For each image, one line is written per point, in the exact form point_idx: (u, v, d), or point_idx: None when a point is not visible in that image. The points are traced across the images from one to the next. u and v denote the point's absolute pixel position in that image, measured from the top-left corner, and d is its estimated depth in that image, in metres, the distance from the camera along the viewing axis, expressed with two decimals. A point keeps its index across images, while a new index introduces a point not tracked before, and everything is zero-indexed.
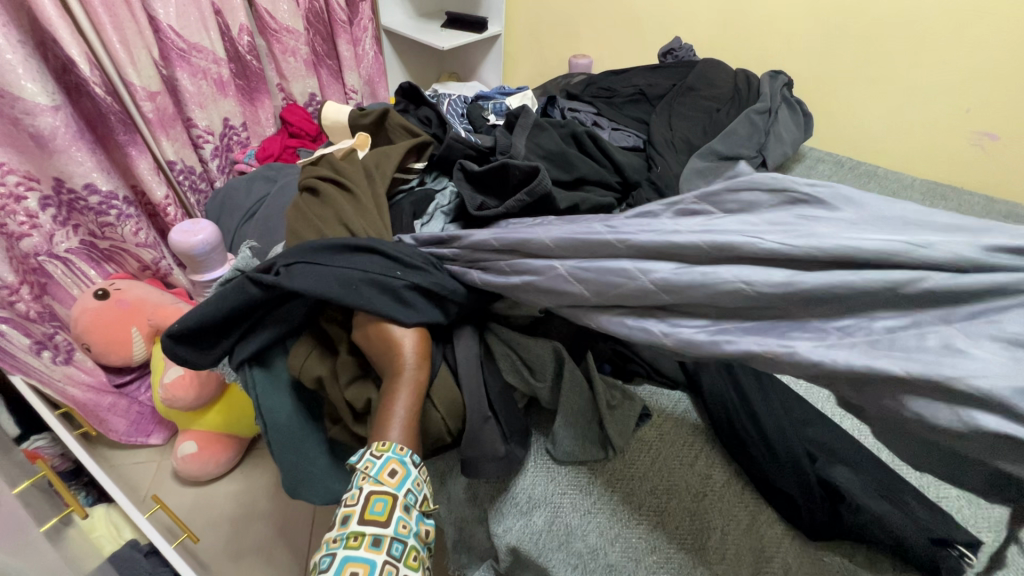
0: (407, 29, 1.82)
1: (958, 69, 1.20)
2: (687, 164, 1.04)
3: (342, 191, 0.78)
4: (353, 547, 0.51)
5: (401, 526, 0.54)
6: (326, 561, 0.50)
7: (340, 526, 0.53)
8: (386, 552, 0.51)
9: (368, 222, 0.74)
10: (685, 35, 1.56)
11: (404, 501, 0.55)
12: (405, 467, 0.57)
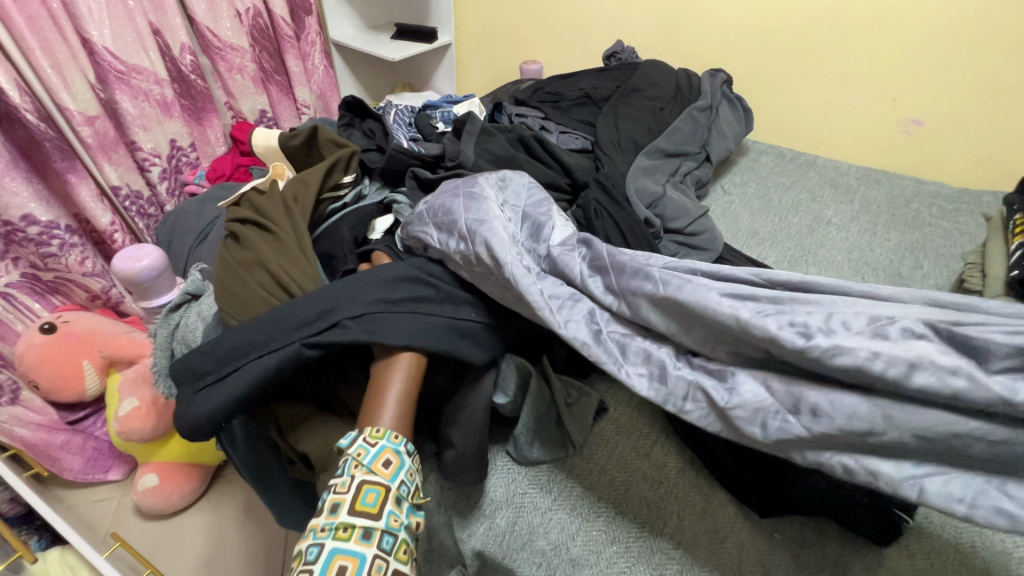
0: (357, 42, 1.82)
1: (883, 62, 1.28)
2: (634, 162, 1.07)
3: (264, 232, 0.75)
4: (342, 539, 0.50)
5: (393, 520, 0.53)
6: (314, 552, 0.50)
7: (329, 514, 0.52)
8: (376, 545, 0.51)
9: (288, 262, 0.70)
10: (630, 37, 1.60)
11: (396, 492, 0.54)
12: (399, 456, 0.56)
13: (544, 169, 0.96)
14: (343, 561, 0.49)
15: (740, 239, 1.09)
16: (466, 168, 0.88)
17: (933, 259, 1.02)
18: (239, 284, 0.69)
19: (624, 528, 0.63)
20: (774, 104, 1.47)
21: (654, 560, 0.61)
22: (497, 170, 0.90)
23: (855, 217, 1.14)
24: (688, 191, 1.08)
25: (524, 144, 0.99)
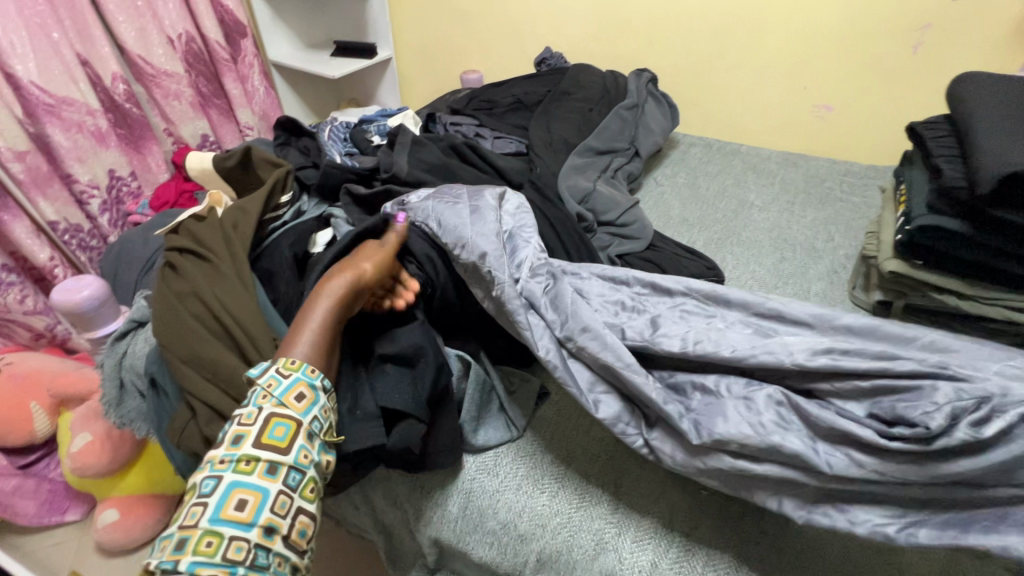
0: (296, 61, 1.84)
1: (788, 53, 1.38)
2: (565, 161, 1.13)
3: (200, 259, 0.75)
4: (244, 473, 0.52)
5: (302, 456, 0.54)
6: (209, 485, 0.51)
7: (232, 445, 0.53)
8: (281, 481, 0.52)
9: (228, 290, 0.71)
10: (561, 43, 1.67)
11: (307, 428, 0.56)
12: (314, 392, 0.59)
13: (478, 173, 1.01)
14: (245, 494, 0.50)
15: (671, 226, 1.15)
16: (400, 178, 0.92)
17: (844, 231, 1.11)
18: (177, 318, 0.68)
19: (567, 500, 0.68)
20: (699, 98, 1.56)
21: (595, 526, 0.65)
22: (431, 177, 0.94)
23: (776, 198, 1.23)
24: (619, 184, 1.15)
25: (457, 151, 1.04)
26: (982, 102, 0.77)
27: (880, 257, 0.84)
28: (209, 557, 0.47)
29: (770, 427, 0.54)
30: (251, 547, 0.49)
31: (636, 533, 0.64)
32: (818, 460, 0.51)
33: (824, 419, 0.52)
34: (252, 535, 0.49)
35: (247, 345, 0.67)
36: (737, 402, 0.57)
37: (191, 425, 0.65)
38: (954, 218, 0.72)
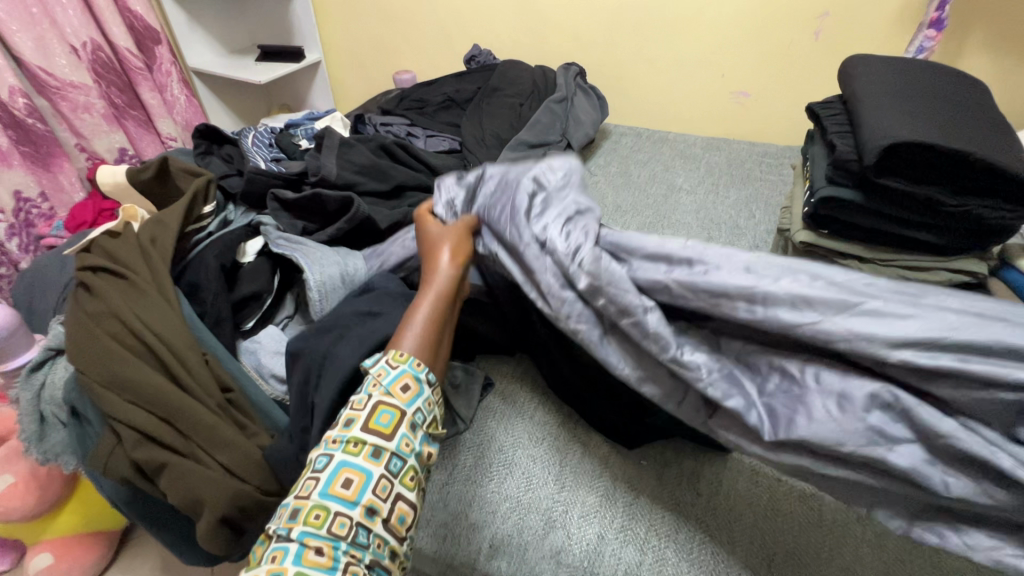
0: (218, 67, 1.76)
1: (705, 44, 1.45)
2: (498, 156, 1.14)
3: (116, 277, 0.71)
4: (351, 454, 0.51)
5: (404, 444, 0.53)
6: (321, 461, 0.51)
7: (342, 427, 0.53)
8: (384, 465, 0.51)
9: (153, 310, 0.67)
10: (491, 41, 1.69)
11: (411, 418, 0.54)
12: (419, 384, 0.56)
13: (411, 172, 1.01)
14: (350, 473, 0.50)
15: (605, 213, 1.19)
16: (330, 181, 0.91)
17: (764, 208, 1.19)
18: (97, 342, 0.64)
19: (516, 485, 0.69)
20: (628, 90, 1.61)
21: (544, 506, 0.67)
22: (363, 179, 0.93)
23: (701, 181, 1.29)
24: None
25: (387, 151, 1.03)
26: (866, 82, 0.84)
27: (793, 229, 0.89)
28: (317, 529, 0.48)
29: (870, 435, 0.47)
30: (353, 523, 0.48)
31: (581, 509, 0.66)
32: (934, 482, 0.45)
33: (947, 436, 0.45)
34: (355, 513, 0.49)
35: (173, 362, 0.64)
36: (828, 397, 0.49)
37: (118, 450, 0.61)
38: (850, 188, 0.79)
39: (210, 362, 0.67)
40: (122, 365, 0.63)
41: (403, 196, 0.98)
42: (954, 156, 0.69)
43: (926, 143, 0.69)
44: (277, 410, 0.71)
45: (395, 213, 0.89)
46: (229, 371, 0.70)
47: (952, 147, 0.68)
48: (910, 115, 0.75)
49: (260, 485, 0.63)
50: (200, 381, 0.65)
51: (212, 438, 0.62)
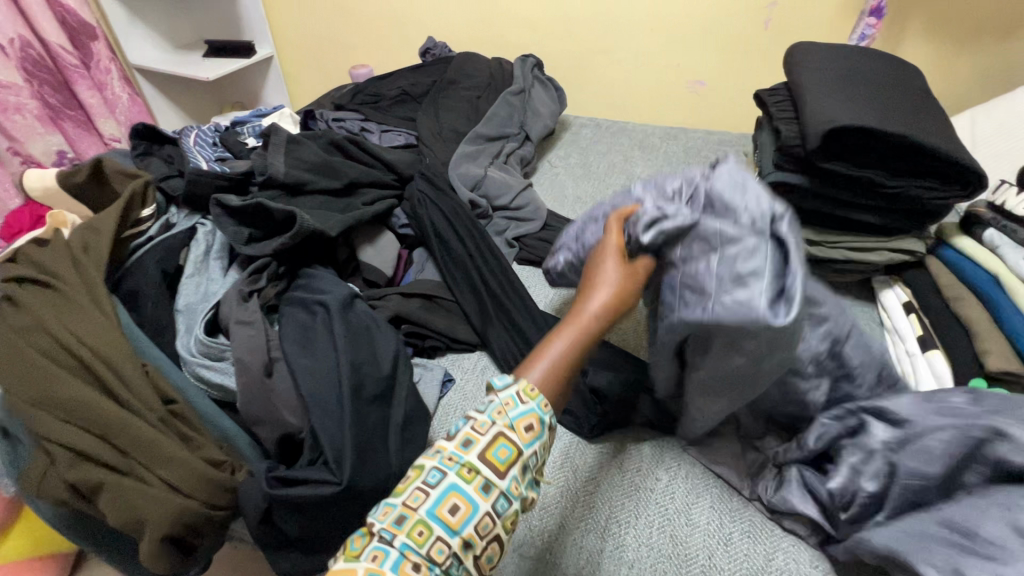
0: (162, 64, 1.69)
1: (659, 34, 1.46)
2: (456, 150, 1.13)
3: (45, 289, 0.67)
4: (463, 478, 0.44)
5: (513, 486, 0.45)
6: (433, 476, 0.45)
7: (458, 444, 0.46)
8: (490, 502, 0.44)
9: (87, 322, 0.64)
10: (447, 33, 1.66)
11: (526, 460, 0.46)
12: (543, 426, 0.47)
13: (366, 168, 0.99)
14: (456, 500, 0.44)
15: (566, 205, 1.19)
16: (278, 180, 0.87)
17: None
18: (23, 357, 0.60)
19: None
20: (587, 80, 1.62)
21: None
22: (314, 177, 0.90)
23: (659, 170, 1.31)
24: (512, 169, 1.17)
25: (339, 147, 1.00)
26: (809, 69, 0.86)
27: None
28: (417, 547, 0.42)
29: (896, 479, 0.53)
30: (450, 553, 0.42)
31: (541, 500, 0.66)
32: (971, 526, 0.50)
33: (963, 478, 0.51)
34: (454, 544, 0.43)
35: (108, 376, 0.62)
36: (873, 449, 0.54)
37: (52, 471, 0.58)
38: (797, 173, 0.80)
39: (150, 374, 0.64)
40: (50, 382, 0.59)
41: (357, 193, 0.96)
42: (892, 140, 0.72)
43: (865, 128, 0.71)
44: (227, 420, 0.69)
45: (347, 218, 0.86)
46: (172, 382, 0.67)
47: (888, 132, 0.71)
48: (850, 101, 0.77)
49: (206, 499, 0.61)
50: (136, 395, 0.62)
51: (153, 454, 0.60)
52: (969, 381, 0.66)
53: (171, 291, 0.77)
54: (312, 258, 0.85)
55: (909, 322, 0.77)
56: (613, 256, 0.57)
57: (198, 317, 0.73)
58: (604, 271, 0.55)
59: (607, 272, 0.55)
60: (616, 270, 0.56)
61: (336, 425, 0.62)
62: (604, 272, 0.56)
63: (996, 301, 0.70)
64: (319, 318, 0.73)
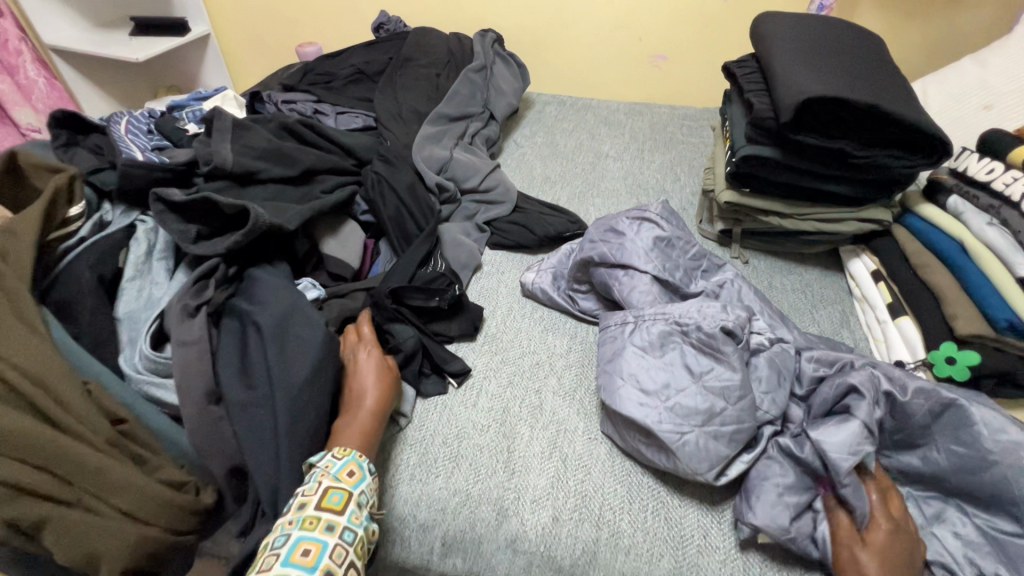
0: (83, 44, 1.53)
1: (621, 6, 1.42)
2: (417, 132, 1.07)
3: None
4: (310, 528, 0.50)
5: (356, 517, 0.52)
6: (280, 539, 0.49)
7: (294, 510, 0.52)
8: (339, 535, 0.50)
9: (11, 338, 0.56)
10: (401, 7, 1.57)
11: (359, 497, 0.54)
12: (364, 470, 0.56)
13: (323, 153, 0.92)
14: (308, 546, 0.49)
15: (535, 185, 1.16)
16: (225, 170, 0.79)
17: (689, 171, 1.20)
18: None
19: (464, 477, 0.66)
20: (548, 56, 1.57)
21: (494, 496, 0.64)
22: (266, 165, 0.83)
23: (627, 147, 1.29)
24: (477, 150, 1.12)
25: (292, 131, 0.93)
26: (779, 39, 0.84)
27: (717, 190, 0.90)
28: None
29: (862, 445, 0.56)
30: None
31: (538, 498, 0.64)
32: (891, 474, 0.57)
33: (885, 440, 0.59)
34: None
35: (44, 399, 0.54)
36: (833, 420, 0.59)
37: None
38: (769, 146, 0.80)
39: (94, 394, 0.58)
40: None
41: (313, 181, 0.89)
42: (863, 110, 0.71)
43: (837, 99, 0.71)
44: (182, 434, 0.63)
45: (306, 209, 0.80)
46: (118, 399, 0.60)
47: (859, 102, 0.71)
48: (820, 70, 0.76)
49: (169, 526, 0.56)
50: (80, 418, 0.55)
51: (104, 482, 0.54)
52: (938, 346, 0.68)
53: (110, 298, 0.69)
54: (269, 252, 0.77)
55: (878, 291, 0.81)
56: (363, 360, 0.68)
57: (142, 328, 0.66)
58: (360, 382, 0.65)
59: (357, 371, 0.67)
60: (370, 374, 0.66)
61: (306, 434, 0.58)
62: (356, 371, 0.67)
63: (959, 267, 0.71)
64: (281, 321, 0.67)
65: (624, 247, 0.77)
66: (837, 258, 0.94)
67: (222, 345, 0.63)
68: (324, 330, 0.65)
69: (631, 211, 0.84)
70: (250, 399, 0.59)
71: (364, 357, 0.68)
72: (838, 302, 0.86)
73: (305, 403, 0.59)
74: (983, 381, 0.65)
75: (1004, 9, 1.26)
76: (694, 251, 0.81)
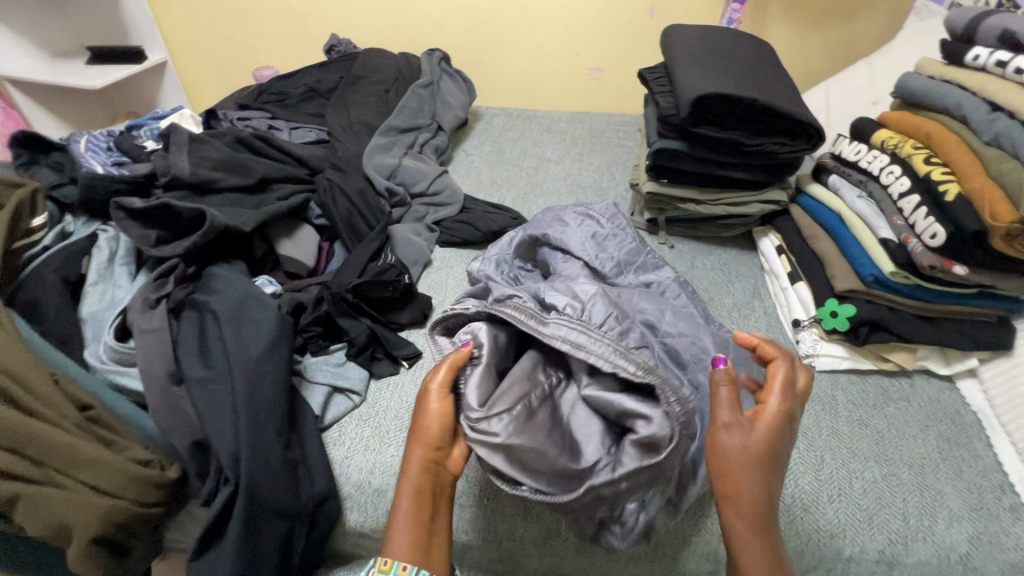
0: (38, 73, 1.57)
1: (558, 26, 1.55)
2: (368, 143, 1.15)
3: None
4: None
5: None
6: None
7: None
8: None
9: None
10: (354, 32, 1.67)
11: None
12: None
13: (277, 163, 0.99)
14: None
15: (481, 189, 1.25)
16: (183, 180, 0.86)
17: (623, 170, 1.31)
18: None
19: None
20: (494, 72, 1.68)
21: None
22: (221, 174, 0.89)
23: (568, 151, 1.39)
24: (426, 158, 1.20)
25: (247, 144, 1.00)
26: (680, 48, 0.96)
27: (640, 181, 0.99)
28: None
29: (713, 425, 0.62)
30: None
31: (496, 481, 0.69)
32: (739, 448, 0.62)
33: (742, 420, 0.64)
34: None
35: (13, 387, 0.58)
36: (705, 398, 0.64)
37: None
38: (677, 139, 0.91)
39: (60, 382, 0.62)
40: None
41: (269, 189, 0.95)
42: (747, 104, 0.83)
43: (724, 96, 0.82)
44: (145, 419, 0.67)
45: (261, 212, 0.86)
46: (85, 388, 0.65)
47: (743, 96, 0.82)
48: (714, 72, 0.88)
49: (136, 498, 0.60)
50: (45, 403, 0.59)
51: (70, 460, 0.58)
52: (824, 302, 0.79)
53: (75, 300, 0.74)
54: (224, 252, 0.84)
55: (781, 262, 0.92)
56: (434, 398, 0.58)
57: (105, 325, 0.71)
58: (736, 446, 0.50)
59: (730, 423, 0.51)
60: (759, 424, 0.52)
61: (262, 404, 0.64)
62: (425, 403, 0.58)
63: (839, 234, 0.84)
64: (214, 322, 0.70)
65: (564, 232, 0.83)
66: (751, 239, 1.05)
67: (180, 335, 0.69)
68: (279, 315, 0.72)
69: (577, 207, 0.89)
70: (210, 376, 0.65)
71: (434, 386, 0.58)
72: (751, 276, 0.96)
73: (261, 379, 0.65)
74: (860, 329, 0.77)
75: (891, 18, 1.43)
76: (630, 247, 0.83)
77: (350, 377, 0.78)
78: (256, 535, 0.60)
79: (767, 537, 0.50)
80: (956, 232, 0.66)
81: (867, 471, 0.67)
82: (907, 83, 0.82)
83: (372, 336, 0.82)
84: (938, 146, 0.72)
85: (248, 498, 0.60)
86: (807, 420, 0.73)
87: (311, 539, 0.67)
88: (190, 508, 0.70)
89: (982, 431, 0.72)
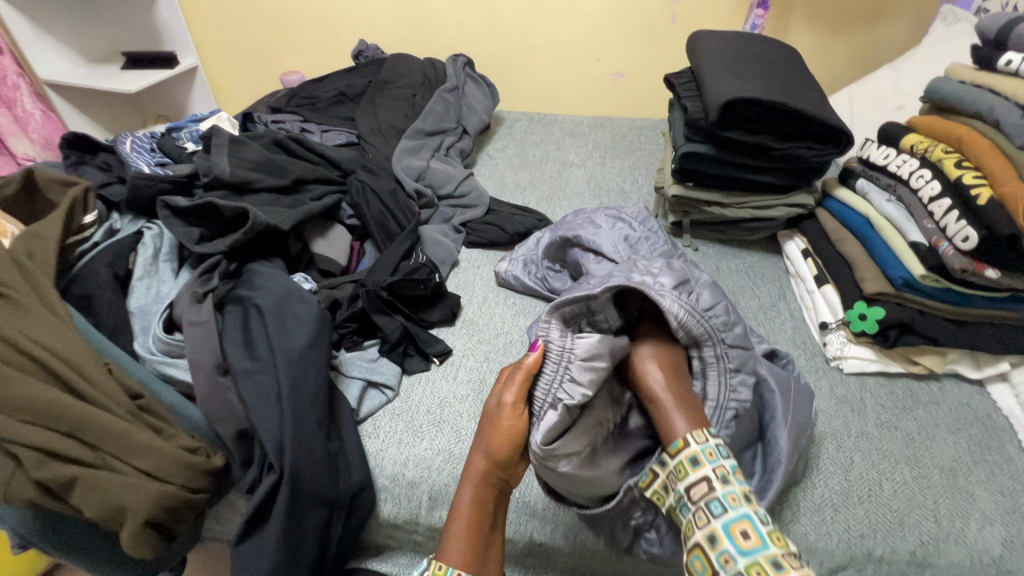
0: (77, 78, 1.62)
1: (580, 31, 1.57)
2: (397, 146, 1.17)
3: None
4: None
5: None
6: None
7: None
8: None
9: (37, 321, 0.63)
10: (379, 38, 1.71)
11: None
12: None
13: (312, 165, 1.02)
14: None
15: (506, 191, 1.27)
16: (224, 179, 0.89)
17: (646, 174, 1.33)
18: None
19: (447, 438, 0.73)
20: (516, 77, 1.70)
21: None
22: (259, 175, 0.92)
23: (590, 155, 1.41)
24: (453, 161, 1.22)
25: (282, 146, 1.03)
26: (707, 53, 0.98)
27: (666, 184, 1.01)
28: None
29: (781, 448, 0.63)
30: None
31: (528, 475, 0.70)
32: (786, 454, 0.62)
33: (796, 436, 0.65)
34: None
35: (72, 375, 0.61)
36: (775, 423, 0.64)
37: (19, 474, 0.58)
38: (704, 143, 0.92)
39: (113, 371, 0.64)
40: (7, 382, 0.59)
41: (305, 189, 0.98)
42: (776, 108, 0.84)
43: (753, 100, 0.83)
44: (191, 409, 0.70)
45: (299, 211, 0.89)
46: (136, 377, 0.67)
47: (772, 100, 0.83)
48: (742, 77, 0.89)
49: (184, 483, 0.63)
50: (101, 391, 0.62)
51: (125, 445, 0.60)
52: (852, 305, 0.80)
53: (123, 293, 0.77)
54: (263, 249, 0.87)
55: (807, 265, 0.93)
56: (510, 411, 0.59)
57: (153, 317, 0.73)
58: (643, 368, 0.59)
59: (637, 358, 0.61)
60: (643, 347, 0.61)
61: (304, 396, 0.66)
62: (498, 418, 0.59)
63: (867, 238, 0.84)
64: (257, 317, 0.73)
65: (595, 234, 0.85)
66: (775, 243, 1.06)
67: (224, 328, 0.71)
68: (319, 310, 0.75)
69: (608, 210, 0.92)
70: (254, 367, 0.68)
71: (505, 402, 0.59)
72: (777, 279, 0.97)
73: (303, 371, 0.68)
74: (890, 332, 0.77)
75: (916, 23, 1.43)
76: (661, 249, 0.85)
77: (384, 372, 0.80)
78: (298, 522, 0.63)
79: (681, 406, 0.55)
80: (989, 235, 0.66)
81: (898, 473, 0.68)
82: (938, 87, 0.82)
83: (405, 333, 0.84)
84: (970, 150, 0.73)
85: (292, 485, 0.62)
86: (836, 421, 0.74)
87: (348, 528, 0.69)
88: (231, 496, 0.72)
89: (1014, 435, 0.72)
